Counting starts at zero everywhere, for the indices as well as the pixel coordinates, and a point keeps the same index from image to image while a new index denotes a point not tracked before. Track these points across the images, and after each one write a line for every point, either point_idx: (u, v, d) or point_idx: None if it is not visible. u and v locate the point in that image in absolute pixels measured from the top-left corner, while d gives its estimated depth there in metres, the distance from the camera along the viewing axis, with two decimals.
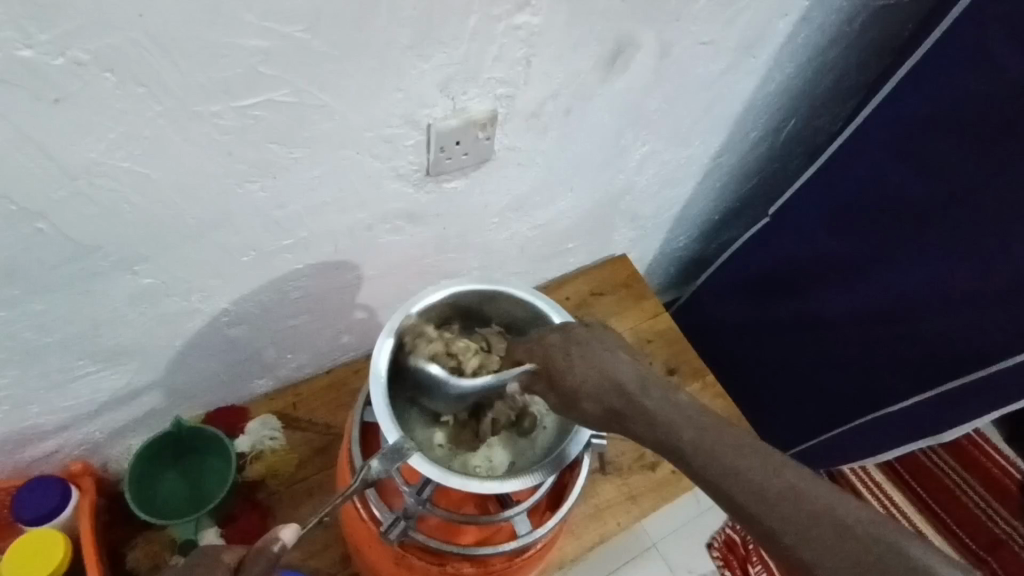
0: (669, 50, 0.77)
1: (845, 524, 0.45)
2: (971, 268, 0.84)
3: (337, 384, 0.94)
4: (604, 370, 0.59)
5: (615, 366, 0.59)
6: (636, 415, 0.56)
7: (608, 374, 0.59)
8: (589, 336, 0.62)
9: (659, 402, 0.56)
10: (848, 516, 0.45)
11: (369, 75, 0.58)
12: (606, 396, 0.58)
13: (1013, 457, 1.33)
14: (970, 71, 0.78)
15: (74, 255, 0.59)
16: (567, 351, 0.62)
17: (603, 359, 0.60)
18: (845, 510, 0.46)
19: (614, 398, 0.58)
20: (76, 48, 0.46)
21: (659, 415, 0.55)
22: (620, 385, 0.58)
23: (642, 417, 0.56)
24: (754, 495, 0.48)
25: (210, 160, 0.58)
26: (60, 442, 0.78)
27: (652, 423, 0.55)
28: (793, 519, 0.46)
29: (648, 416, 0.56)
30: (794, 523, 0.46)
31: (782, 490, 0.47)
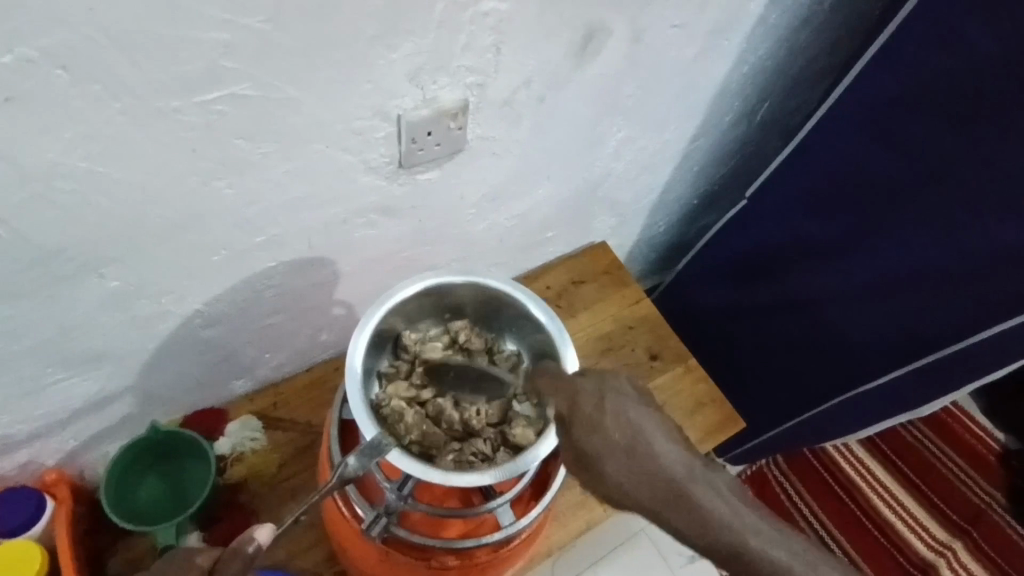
0: (642, 35, 0.76)
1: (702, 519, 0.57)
2: (944, 245, 0.85)
3: (317, 383, 0.92)
4: (648, 460, 0.59)
5: (660, 445, 0.60)
6: (689, 510, 0.57)
7: (653, 460, 0.59)
8: (627, 403, 0.61)
9: (706, 492, 0.58)
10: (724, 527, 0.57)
11: (336, 67, 0.57)
12: (651, 483, 0.58)
13: (989, 428, 1.40)
14: (939, 48, 0.78)
15: (36, 260, 0.57)
16: (606, 427, 0.59)
17: (648, 443, 0.59)
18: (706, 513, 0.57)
19: (659, 487, 0.58)
20: (25, 45, 0.44)
21: (709, 510, 0.57)
22: (669, 474, 0.58)
23: (693, 515, 0.57)
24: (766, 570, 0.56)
25: (175, 158, 0.56)
26: (34, 451, 0.77)
27: (705, 521, 0.57)
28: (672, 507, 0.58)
29: (701, 512, 0.57)
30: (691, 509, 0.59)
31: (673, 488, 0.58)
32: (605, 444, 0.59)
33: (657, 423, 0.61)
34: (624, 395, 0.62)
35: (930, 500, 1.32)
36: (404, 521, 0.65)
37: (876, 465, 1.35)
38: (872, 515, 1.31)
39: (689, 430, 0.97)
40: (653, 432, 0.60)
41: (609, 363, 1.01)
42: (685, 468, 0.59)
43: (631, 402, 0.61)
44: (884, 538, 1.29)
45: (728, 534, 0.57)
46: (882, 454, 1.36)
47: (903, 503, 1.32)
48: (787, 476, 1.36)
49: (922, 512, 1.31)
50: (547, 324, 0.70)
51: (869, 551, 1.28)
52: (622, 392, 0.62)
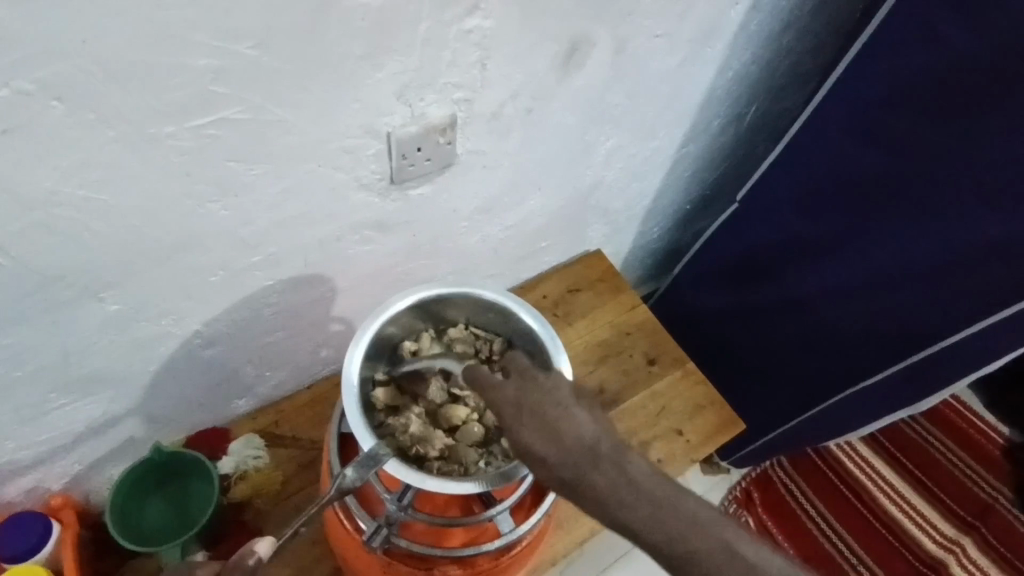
0: (624, 46, 0.78)
1: (631, 510, 0.51)
2: (931, 241, 0.86)
3: (318, 400, 0.93)
4: (557, 446, 0.54)
5: (574, 429, 0.55)
6: (595, 492, 0.52)
7: (561, 441, 0.54)
8: (544, 393, 0.58)
9: (608, 473, 0.53)
10: (646, 518, 0.51)
11: (326, 87, 0.59)
12: (560, 466, 0.53)
13: (991, 421, 1.40)
14: (917, 48, 0.80)
15: (35, 287, 0.58)
16: (520, 417, 0.56)
17: (557, 427, 0.55)
18: (639, 505, 0.51)
19: (564, 469, 0.53)
20: (21, 78, 0.46)
21: (613, 490, 0.52)
22: (575, 456, 0.53)
23: (598, 500, 0.52)
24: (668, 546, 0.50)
25: (170, 182, 0.58)
26: (39, 476, 0.78)
27: (609, 503, 0.52)
28: (599, 504, 0.52)
29: (604, 494, 0.52)
30: (623, 516, 0.51)
31: (601, 487, 0.52)
32: (519, 423, 0.56)
33: (576, 411, 0.56)
34: (543, 389, 0.58)
35: (937, 496, 1.31)
36: (406, 532, 0.65)
37: (881, 464, 1.35)
38: (878, 513, 1.31)
39: (688, 434, 0.98)
40: (565, 417, 0.55)
41: (608, 369, 1.01)
42: (594, 451, 0.53)
43: (550, 393, 0.58)
44: (891, 535, 1.29)
45: (630, 513, 0.51)
46: (887, 452, 1.36)
47: (909, 500, 1.31)
48: (793, 477, 1.36)
49: (929, 509, 1.30)
50: (539, 330, 0.72)
51: (876, 550, 1.28)
52: (539, 387, 0.58)
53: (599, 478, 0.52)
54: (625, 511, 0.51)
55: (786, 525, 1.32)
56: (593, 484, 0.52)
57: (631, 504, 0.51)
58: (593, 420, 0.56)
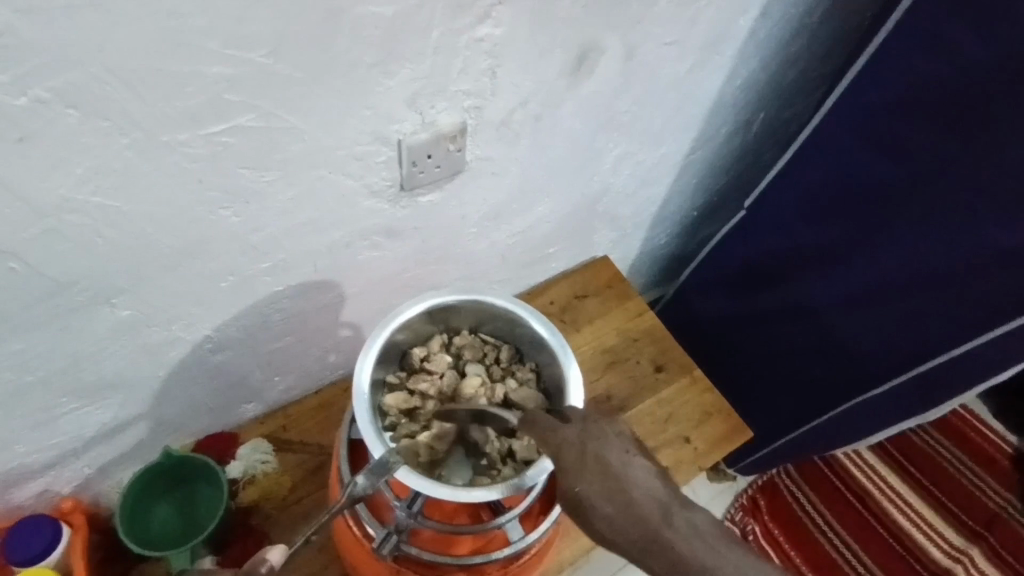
0: (633, 52, 0.78)
1: (698, 561, 0.55)
2: (939, 251, 0.86)
3: (325, 405, 0.93)
4: (628, 501, 0.57)
5: (638, 485, 0.58)
6: (667, 556, 0.55)
7: (631, 501, 0.57)
8: (607, 444, 0.60)
9: (682, 534, 0.56)
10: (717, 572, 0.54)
11: (338, 95, 0.59)
12: (627, 525, 0.56)
13: (1000, 430, 1.39)
14: (927, 57, 0.79)
15: (48, 292, 0.59)
16: (585, 473, 0.58)
17: (625, 485, 0.58)
18: (706, 558, 0.55)
19: (637, 529, 0.56)
20: (38, 86, 0.46)
21: (686, 552, 0.55)
22: (644, 515, 0.56)
23: (670, 560, 0.55)
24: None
25: (182, 189, 0.58)
26: (48, 480, 0.78)
27: (685, 567, 0.55)
28: (669, 564, 0.55)
29: (678, 556, 0.55)
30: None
31: (676, 547, 0.55)
32: (587, 476, 0.58)
33: (637, 463, 0.60)
34: (605, 439, 0.61)
35: (944, 505, 1.31)
36: (414, 540, 0.65)
37: (888, 471, 1.34)
38: (885, 522, 1.30)
39: (697, 441, 0.98)
40: (628, 466, 0.59)
41: (615, 376, 1.01)
42: (664, 508, 0.57)
43: (615, 444, 0.61)
44: (898, 544, 1.28)
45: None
46: (894, 460, 1.35)
47: (916, 509, 1.31)
48: (799, 485, 1.36)
49: (937, 518, 1.30)
50: (549, 338, 0.72)
51: (884, 559, 1.27)
52: (605, 437, 0.61)
53: (671, 538, 0.56)
54: (688, 565, 0.55)
55: (792, 532, 1.31)
56: (667, 541, 0.55)
57: (700, 558, 0.55)
58: (652, 473, 0.60)
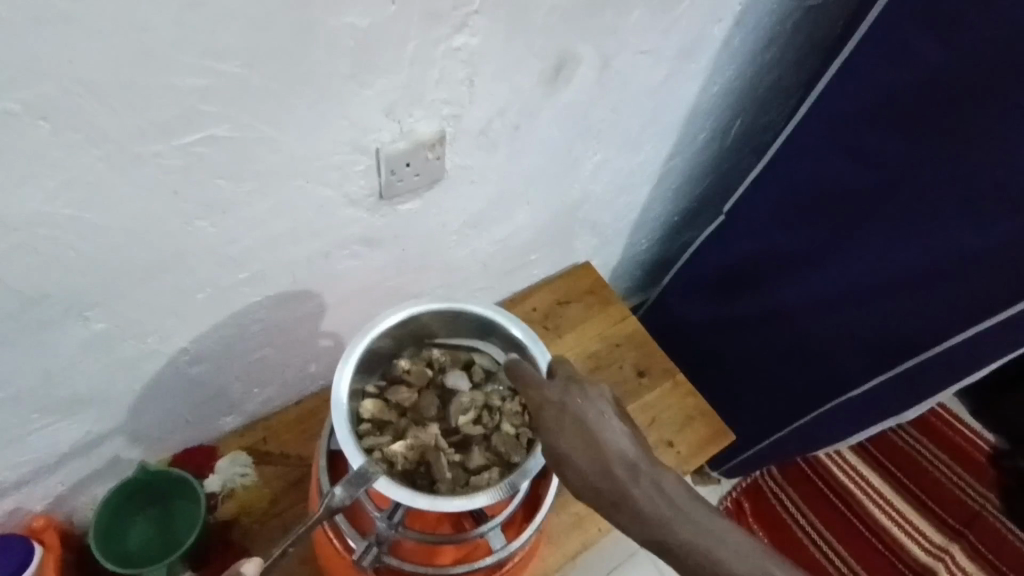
0: (610, 61, 0.78)
1: (660, 515, 0.52)
2: (914, 252, 0.87)
3: (306, 416, 0.92)
4: (597, 452, 0.56)
5: (611, 441, 0.56)
6: (628, 508, 0.53)
7: (601, 456, 0.55)
8: (586, 404, 0.59)
9: (649, 492, 0.53)
10: (679, 528, 0.51)
11: (314, 106, 0.59)
12: (597, 481, 0.55)
13: (977, 428, 1.42)
14: (896, 65, 0.81)
15: (19, 307, 0.58)
16: (560, 424, 0.58)
17: (597, 441, 0.56)
18: (669, 512, 0.52)
19: (603, 482, 0.54)
20: (6, 99, 0.45)
21: (654, 511, 0.52)
22: (613, 471, 0.54)
23: (632, 514, 0.53)
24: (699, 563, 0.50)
25: (156, 201, 0.57)
26: (21, 499, 0.76)
27: (649, 521, 0.52)
28: (627, 514, 0.53)
29: (639, 509, 0.52)
30: (657, 532, 0.51)
31: (638, 501, 0.53)
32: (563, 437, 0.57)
33: (613, 421, 0.58)
34: (585, 398, 0.59)
35: (924, 503, 1.33)
36: (396, 551, 0.65)
37: (869, 472, 1.36)
38: (867, 522, 1.31)
39: (680, 445, 0.98)
40: (603, 425, 0.57)
41: (598, 381, 1.01)
42: (632, 464, 0.55)
43: (593, 401, 0.59)
44: (880, 544, 1.29)
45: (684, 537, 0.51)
46: (875, 460, 1.37)
47: (897, 508, 1.32)
48: (783, 487, 1.37)
49: (917, 516, 1.31)
50: (530, 346, 0.72)
51: (866, 558, 1.28)
52: (585, 396, 0.60)
53: (634, 490, 0.53)
54: (648, 519, 0.52)
55: (775, 533, 1.32)
56: (629, 492, 0.53)
57: (662, 513, 0.52)
58: (629, 434, 0.57)
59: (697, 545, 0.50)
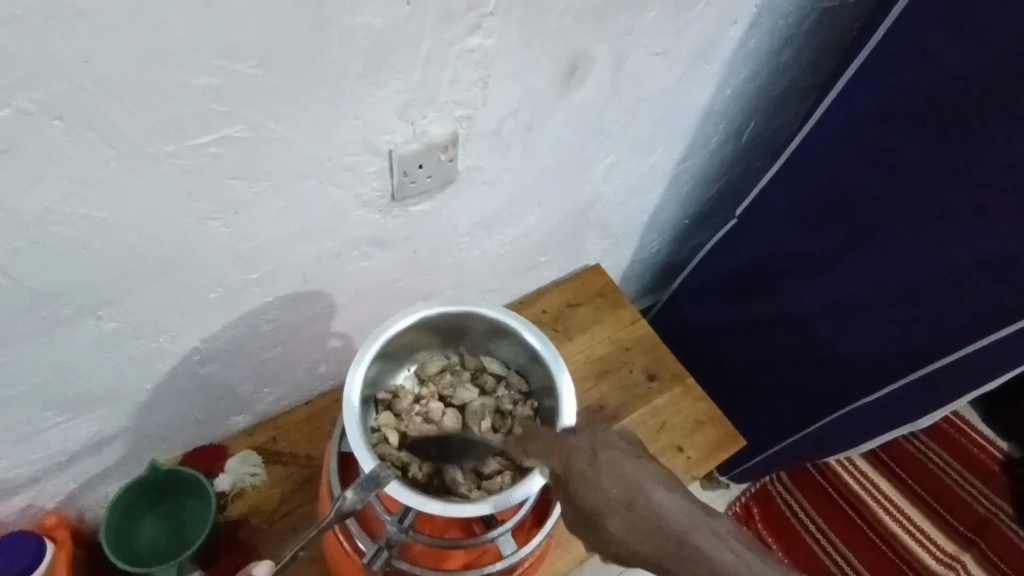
0: (624, 63, 0.78)
1: (725, 564, 0.54)
2: (930, 258, 0.86)
3: (316, 416, 0.93)
4: (645, 507, 0.58)
5: (655, 493, 0.58)
6: (689, 561, 0.55)
7: (651, 511, 0.57)
8: (619, 455, 0.61)
9: (710, 541, 0.55)
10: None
11: (327, 106, 0.59)
12: (652, 537, 0.56)
13: (990, 436, 1.40)
14: (914, 69, 0.80)
15: (32, 305, 0.58)
16: (599, 480, 0.59)
17: (644, 495, 0.58)
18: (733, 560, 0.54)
19: (658, 538, 0.56)
20: (21, 97, 0.45)
21: (718, 561, 0.54)
22: (666, 525, 0.56)
23: (695, 566, 0.54)
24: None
25: (169, 201, 0.57)
26: (32, 495, 0.77)
27: (712, 572, 0.54)
28: (691, 567, 0.54)
29: (702, 561, 0.54)
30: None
31: (700, 551, 0.55)
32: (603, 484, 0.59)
33: (651, 470, 0.61)
34: (616, 449, 0.62)
35: (936, 511, 1.31)
36: (405, 554, 0.65)
37: (880, 478, 1.35)
38: (877, 529, 1.30)
39: (690, 450, 0.97)
40: (645, 478, 0.59)
41: (607, 385, 1.01)
42: (682, 516, 0.57)
43: (628, 454, 0.62)
44: (891, 552, 1.28)
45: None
46: (886, 467, 1.36)
47: (908, 515, 1.31)
48: (792, 493, 1.36)
49: (928, 524, 1.30)
50: (541, 350, 0.71)
51: (877, 566, 1.27)
52: (617, 448, 0.62)
53: (693, 542, 0.55)
54: (712, 567, 0.54)
55: (784, 539, 1.31)
56: (690, 542, 0.55)
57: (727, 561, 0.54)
58: (666, 484, 0.59)
59: None
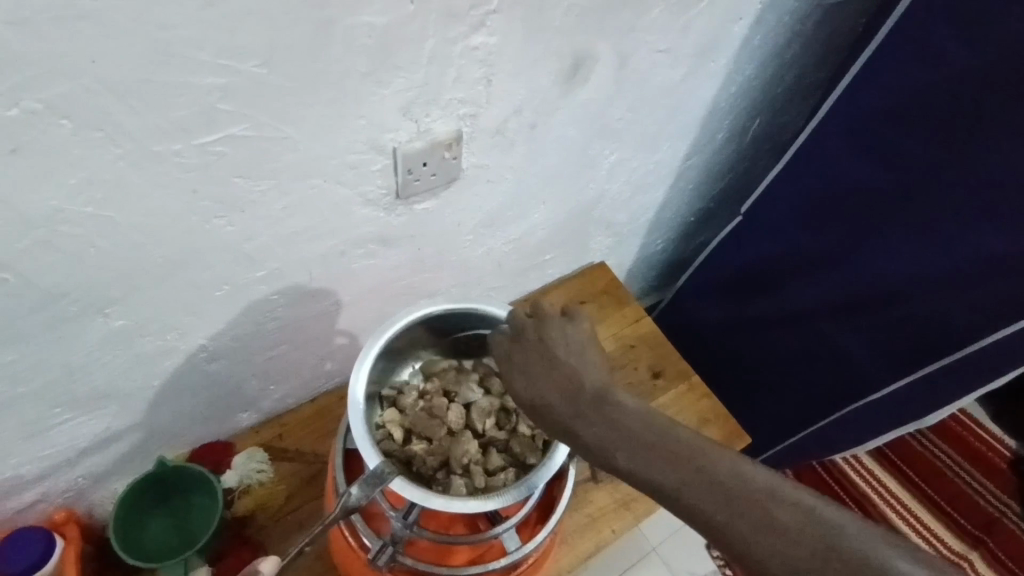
0: (628, 61, 0.78)
1: (631, 449, 0.53)
2: (935, 255, 0.85)
3: (322, 413, 0.93)
4: (562, 384, 0.58)
5: (575, 376, 0.59)
6: (592, 439, 0.55)
7: (566, 389, 0.58)
8: (548, 342, 0.62)
9: (617, 424, 0.55)
10: (654, 468, 0.52)
11: (332, 104, 0.59)
12: (563, 415, 0.57)
13: (999, 434, 1.39)
14: (921, 64, 0.80)
15: (41, 303, 0.58)
16: (523, 364, 0.61)
17: (562, 373, 0.59)
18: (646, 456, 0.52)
19: (568, 415, 0.57)
20: (29, 98, 0.46)
21: (627, 448, 0.53)
22: (576, 402, 0.57)
23: (597, 442, 0.55)
24: (733, 510, 0.48)
25: (176, 199, 0.58)
26: (41, 491, 0.77)
27: (614, 449, 0.54)
28: (601, 448, 0.55)
29: (604, 438, 0.55)
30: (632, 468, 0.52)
31: (607, 435, 0.55)
32: (552, 361, 0.60)
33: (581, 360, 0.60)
34: (549, 339, 0.62)
35: (943, 509, 1.31)
36: (410, 550, 0.65)
37: (886, 475, 1.34)
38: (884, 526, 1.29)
39: None
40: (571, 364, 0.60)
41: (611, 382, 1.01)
42: (599, 399, 0.57)
43: (559, 339, 0.62)
44: None
45: (712, 484, 0.49)
46: (892, 464, 1.36)
47: (915, 513, 1.30)
48: None
49: (935, 521, 1.30)
50: None
51: None
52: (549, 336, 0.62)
53: (602, 425, 0.55)
54: (624, 455, 0.53)
55: None
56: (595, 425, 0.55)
57: (639, 452, 0.53)
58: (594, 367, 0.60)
59: (678, 485, 0.50)
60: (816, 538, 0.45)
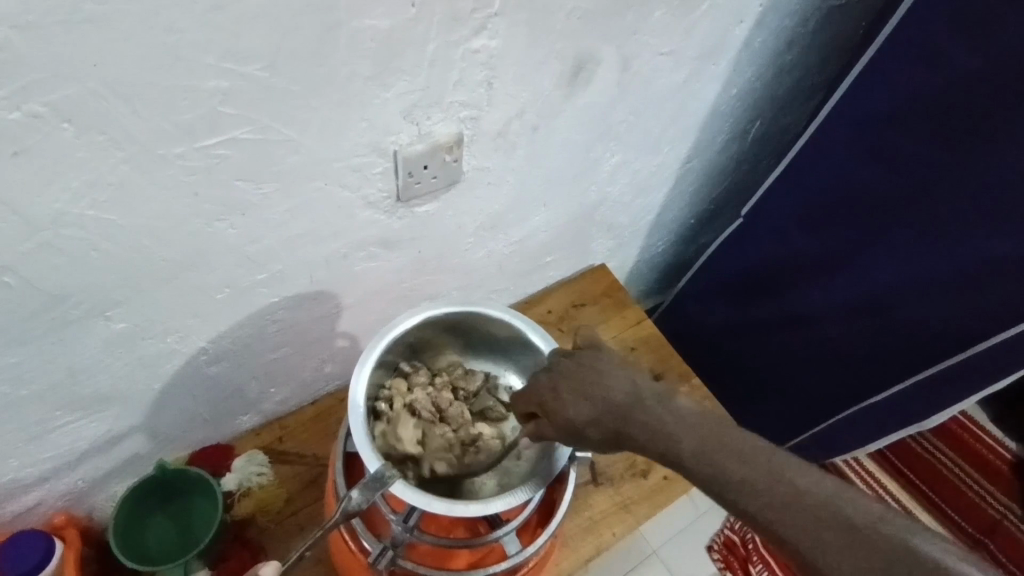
0: (629, 64, 0.78)
1: (668, 432, 0.54)
2: (937, 259, 0.85)
3: (323, 415, 0.94)
4: (597, 392, 0.59)
5: (608, 386, 0.59)
6: (634, 435, 0.56)
7: (602, 396, 0.58)
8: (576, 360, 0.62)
9: (656, 418, 0.55)
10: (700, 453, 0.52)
11: (335, 107, 0.59)
12: (605, 419, 0.58)
13: (999, 436, 1.38)
14: (922, 67, 0.80)
15: (43, 306, 0.58)
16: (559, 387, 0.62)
17: (596, 383, 0.59)
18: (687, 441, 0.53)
19: (612, 419, 0.57)
20: (33, 101, 0.46)
21: (676, 444, 0.53)
22: (616, 404, 0.57)
23: (646, 438, 0.55)
24: (801, 513, 0.47)
25: (178, 202, 0.58)
26: (42, 494, 0.77)
27: (657, 441, 0.54)
28: (647, 443, 0.55)
29: (647, 435, 0.55)
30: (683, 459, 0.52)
31: (649, 430, 0.55)
32: (584, 378, 0.60)
33: (613, 370, 0.60)
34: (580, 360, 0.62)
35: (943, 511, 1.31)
36: (411, 554, 0.65)
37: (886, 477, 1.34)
38: None
39: None
40: (600, 377, 0.60)
41: None
42: (638, 398, 0.57)
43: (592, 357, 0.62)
44: None
45: (783, 490, 0.48)
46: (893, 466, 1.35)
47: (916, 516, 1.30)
48: None
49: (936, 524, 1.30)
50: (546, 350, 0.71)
51: None
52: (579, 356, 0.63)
53: (644, 417, 0.56)
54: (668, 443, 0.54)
55: None
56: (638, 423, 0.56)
57: (681, 441, 0.53)
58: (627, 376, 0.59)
59: (722, 467, 0.50)
60: (847, 523, 0.45)
